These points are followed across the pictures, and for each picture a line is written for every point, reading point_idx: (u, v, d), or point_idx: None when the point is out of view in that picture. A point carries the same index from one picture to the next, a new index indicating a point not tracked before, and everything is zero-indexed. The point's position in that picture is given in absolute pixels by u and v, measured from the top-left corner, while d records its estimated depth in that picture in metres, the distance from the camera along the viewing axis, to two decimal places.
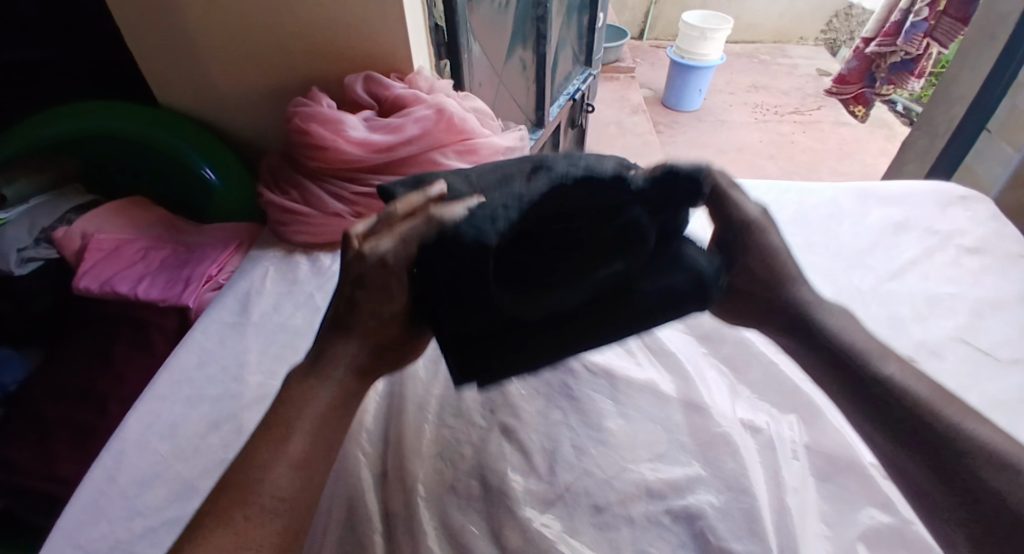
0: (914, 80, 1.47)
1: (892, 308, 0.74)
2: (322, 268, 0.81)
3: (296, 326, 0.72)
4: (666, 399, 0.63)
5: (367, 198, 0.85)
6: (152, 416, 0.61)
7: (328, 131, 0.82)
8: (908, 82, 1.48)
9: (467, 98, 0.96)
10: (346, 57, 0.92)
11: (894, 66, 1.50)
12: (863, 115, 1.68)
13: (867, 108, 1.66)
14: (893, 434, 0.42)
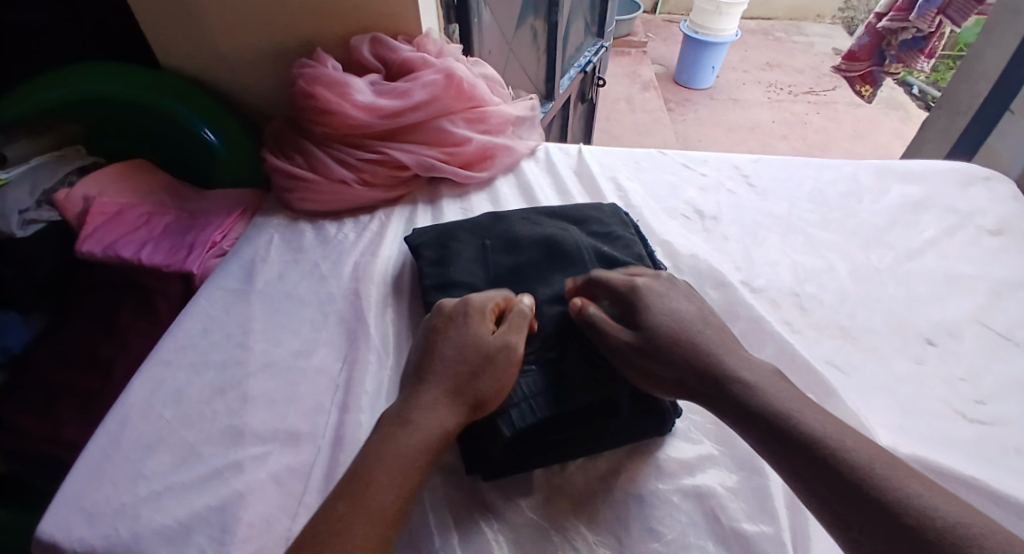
0: (924, 59, 1.42)
1: (909, 288, 0.72)
2: (327, 236, 0.79)
3: (301, 294, 0.71)
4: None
5: (374, 165, 0.83)
6: (157, 382, 0.61)
7: (334, 95, 0.80)
8: (918, 62, 1.43)
9: (476, 64, 0.93)
10: (355, 19, 0.90)
11: (904, 44, 1.45)
12: (869, 93, 1.64)
13: (873, 86, 1.62)
14: (808, 469, 0.41)
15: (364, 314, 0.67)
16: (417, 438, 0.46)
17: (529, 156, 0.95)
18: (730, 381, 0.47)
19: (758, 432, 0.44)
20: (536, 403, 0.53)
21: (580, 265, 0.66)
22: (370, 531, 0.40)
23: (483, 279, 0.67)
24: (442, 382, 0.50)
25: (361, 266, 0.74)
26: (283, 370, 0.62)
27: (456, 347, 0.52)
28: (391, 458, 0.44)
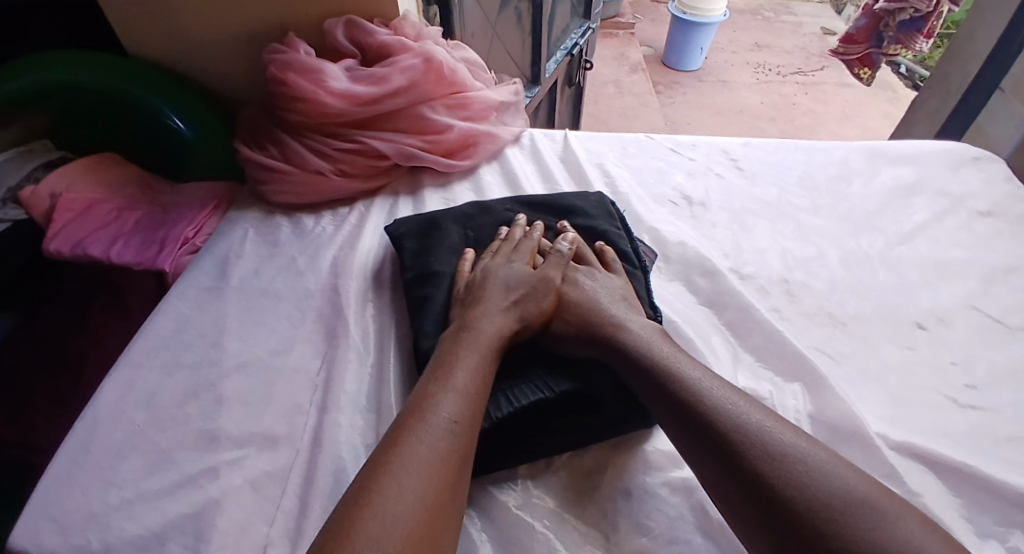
0: (923, 40, 1.41)
1: (899, 273, 0.71)
2: (305, 230, 0.77)
3: (277, 290, 0.68)
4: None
5: (351, 155, 0.80)
6: (127, 386, 0.58)
7: (308, 81, 0.76)
8: (916, 43, 1.42)
9: (457, 48, 0.90)
10: (329, 2, 0.86)
11: (903, 25, 1.43)
12: (869, 75, 1.63)
13: (870, 70, 1.60)
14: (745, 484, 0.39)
15: (343, 311, 0.65)
16: (485, 335, 0.52)
17: (513, 143, 0.93)
18: (659, 368, 0.48)
19: (676, 418, 0.45)
20: (515, 393, 0.52)
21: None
22: (467, 395, 0.46)
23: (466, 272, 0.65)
24: (496, 309, 0.55)
25: (340, 261, 0.71)
26: (260, 371, 0.60)
27: (505, 277, 0.59)
28: (468, 348, 0.51)
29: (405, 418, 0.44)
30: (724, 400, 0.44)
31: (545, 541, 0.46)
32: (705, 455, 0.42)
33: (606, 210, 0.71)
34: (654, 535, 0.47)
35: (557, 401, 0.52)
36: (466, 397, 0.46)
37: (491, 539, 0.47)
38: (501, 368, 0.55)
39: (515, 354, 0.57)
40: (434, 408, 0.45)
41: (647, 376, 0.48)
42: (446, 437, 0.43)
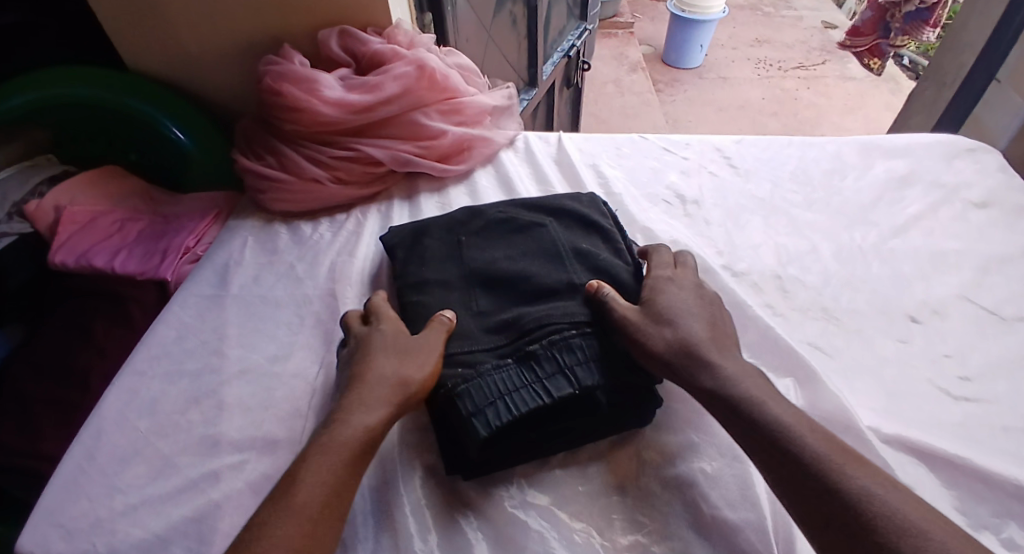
0: (930, 30, 1.39)
1: (894, 266, 0.71)
2: (303, 237, 0.78)
3: (276, 297, 0.69)
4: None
5: (347, 162, 0.81)
6: (131, 393, 0.60)
7: (302, 91, 0.77)
8: (923, 34, 1.40)
9: (450, 54, 0.91)
10: (323, 13, 0.87)
11: (908, 16, 1.42)
12: (878, 67, 1.62)
13: (881, 59, 1.60)
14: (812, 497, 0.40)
15: (341, 316, 0.66)
16: (349, 431, 0.46)
17: (508, 146, 0.94)
18: (748, 409, 0.46)
19: (766, 462, 0.43)
20: (515, 399, 0.50)
21: (558, 259, 0.64)
22: (313, 518, 0.41)
23: (457, 276, 0.65)
24: (365, 392, 0.50)
25: (338, 267, 0.72)
26: (259, 376, 0.61)
27: (383, 351, 0.54)
28: (324, 453, 0.45)
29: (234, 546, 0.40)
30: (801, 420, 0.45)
31: (540, 540, 0.47)
32: (801, 502, 0.40)
33: (598, 210, 0.72)
34: (647, 531, 0.48)
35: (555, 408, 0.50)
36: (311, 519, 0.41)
37: (487, 539, 0.48)
38: (498, 370, 0.52)
39: (511, 353, 0.54)
40: (264, 542, 0.39)
41: (737, 415, 0.46)
42: None
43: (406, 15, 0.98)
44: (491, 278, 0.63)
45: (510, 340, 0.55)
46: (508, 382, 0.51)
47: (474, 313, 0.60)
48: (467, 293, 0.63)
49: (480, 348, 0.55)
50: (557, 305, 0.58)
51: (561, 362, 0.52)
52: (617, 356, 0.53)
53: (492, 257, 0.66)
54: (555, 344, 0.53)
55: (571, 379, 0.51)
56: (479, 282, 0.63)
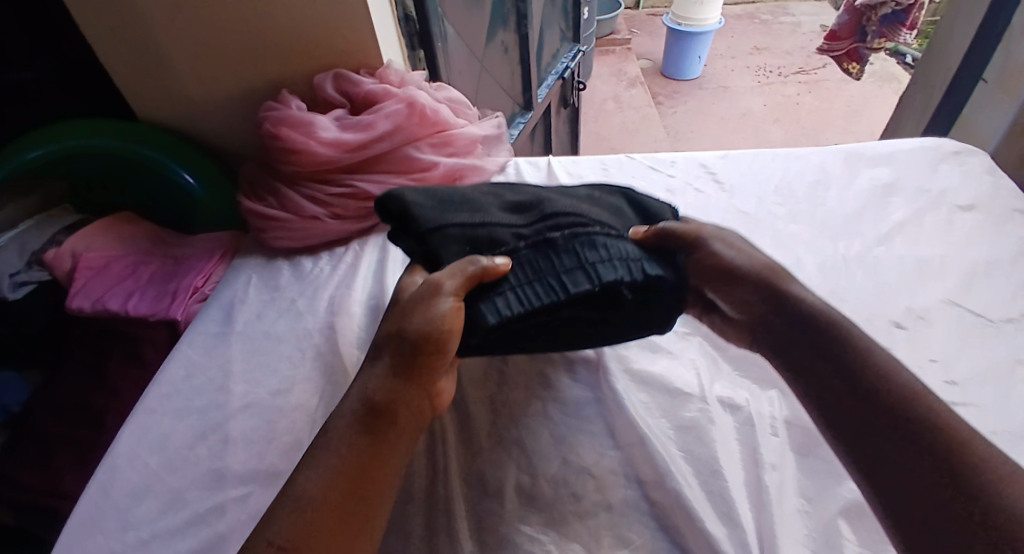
0: (906, 31, 1.44)
1: (879, 275, 0.72)
2: (304, 272, 0.82)
3: (278, 332, 0.73)
4: (624, 399, 0.59)
5: (344, 198, 0.84)
6: (143, 430, 0.63)
7: (299, 134, 0.81)
8: (900, 34, 1.45)
9: (440, 89, 0.95)
10: (316, 60, 0.92)
11: (884, 19, 1.45)
12: (857, 71, 1.65)
13: (859, 63, 1.61)
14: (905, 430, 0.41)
15: (339, 349, 0.69)
16: (349, 413, 0.46)
17: (499, 173, 0.98)
18: (848, 362, 0.46)
19: (850, 409, 0.45)
20: (530, 291, 0.50)
21: (580, 188, 0.66)
22: (322, 497, 0.41)
23: (476, 186, 0.64)
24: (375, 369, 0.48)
25: (336, 299, 0.76)
26: (263, 411, 0.64)
27: (405, 304, 0.51)
28: (323, 446, 0.44)
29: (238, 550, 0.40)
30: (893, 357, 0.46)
31: None
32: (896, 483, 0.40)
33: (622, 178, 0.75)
34: (634, 548, 0.49)
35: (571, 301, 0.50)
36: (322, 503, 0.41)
37: None
38: (516, 260, 0.53)
39: (529, 237, 0.55)
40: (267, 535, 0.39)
41: (854, 382, 0.45)
42: None
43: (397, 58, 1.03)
44: (511, 188, 0.64)
45: (529, 235, 0.55)
46: (523, 275, 0.51)
47: (494, 206, 0.60)
48: (485, 195, 0.62)
49: (504, 235, 0.55)
50: (582, 207, 0.59)
51: (582, 259, 0.51)
52: (643, 262, 0.53)
53: (513, 185, 0.66)
54: (576, 240, 0.53)
55: (591, 274, 0.50)
56: (499, 190, 0.63)
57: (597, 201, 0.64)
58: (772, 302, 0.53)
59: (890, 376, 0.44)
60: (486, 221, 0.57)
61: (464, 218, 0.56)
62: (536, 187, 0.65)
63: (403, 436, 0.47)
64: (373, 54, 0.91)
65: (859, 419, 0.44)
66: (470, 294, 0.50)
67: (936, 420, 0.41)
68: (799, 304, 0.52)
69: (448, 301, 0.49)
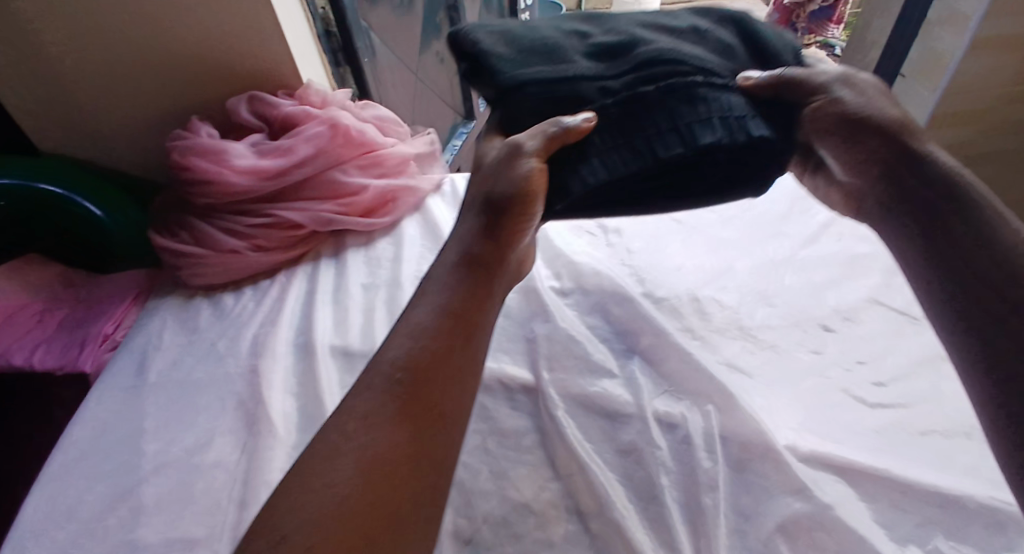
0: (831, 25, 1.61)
1: (807, 276, 0.73)
2: (225, 310, 0.77)
3: (197, 379, 0.69)
4: (563, 427, 0.58)
5: (266, 229, 0.79)
6: (50, 499, 0.57)
7: (211, 163, 0.76)
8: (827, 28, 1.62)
9: (367, 107, 0.91)
10: (227, 84, 0.87)
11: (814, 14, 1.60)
12: None
13: None
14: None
15: (263, 396, 0.65)
16: (428, 306, 0.49)
17: (434, 191, 0.95)
18: (965, 234, 0.45)
19: (960, 260, 0.44)
20: (614, 161, 0.50)
21: (680, 18, 0.58)
22: (396, 385, 0.44)
23: (549, 24, 0.58)
24: (439, 273, 0.53)
25: (259, 340, 0.72)
26: (179, 470, 0.59)
27: (494, 174, 0.54)
28: (400, 333, 0.47)
29: (331, 426, 0.42)
30: None
31: None
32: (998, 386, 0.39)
33: None
34: None
35: (664, 167, 0.50)
36: (372, 452, 0.40)
37: None
38: (605, 120, 0.51)
39: (619, 92, 0.52)
40: (347, 417, 0.42)
41: (983, 244, 0.44)
42: (362, 466, 0.39)
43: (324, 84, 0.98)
44: (597, 22, 0.58)
45: (619, 86, 0.52)
46: (612, 141, 0.51)
47: (576, 49, 0.55)
48: (565, 38, 0.56)
49: (592, 86, 0.52)
50: (682, 46, 0.54)
51: (677, 120, 0.50)
52: (747, 118, 0.50)
53: (594, 17, 0.59)
54: (673, 97, 0.50)
55: (684, 137, 0.49)
56: (579, 26, 0.57)
57: (703, 34, 0.56)
58: (908, 157, 0.49)
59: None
60: (572, 70, 0.53)
61: (545, 69, 0.53)
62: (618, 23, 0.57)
63: (457, 377, 0.46)
64: (287, 71, 0.86)
65: (988, 277, 0.42)
66: (552, 153, 0.52)
67: None
68: (930, 166, 0.48)
69: (529, 169, 0.51)
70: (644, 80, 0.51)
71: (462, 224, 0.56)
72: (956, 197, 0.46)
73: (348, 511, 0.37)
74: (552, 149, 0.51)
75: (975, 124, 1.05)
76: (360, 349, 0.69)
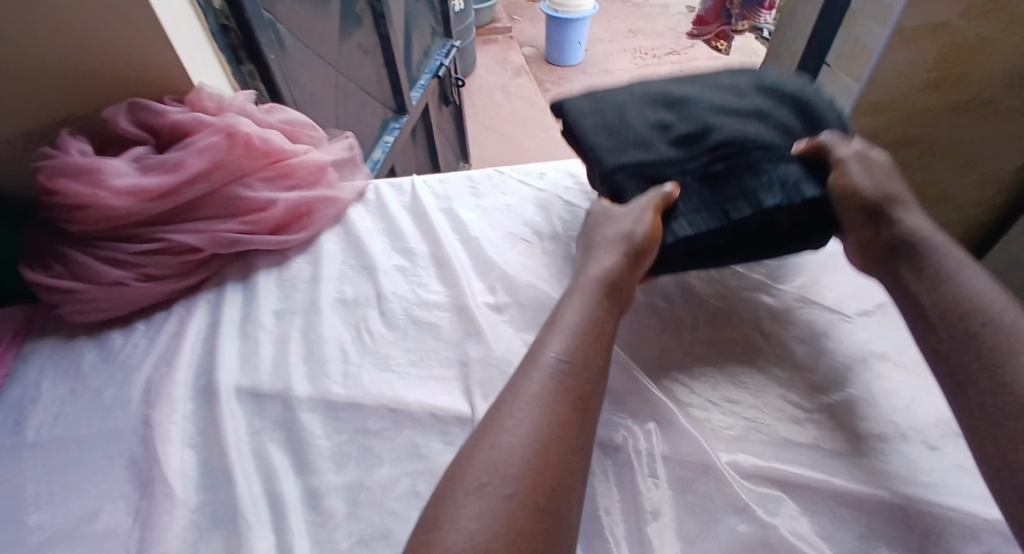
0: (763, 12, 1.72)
1: (742, 276, 0.72)
2: (112, 351, 0.69)
3: (83, 437, 0.60)
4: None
5: (156, 255, 0.71)
6: None
7: (84, 184, 0.66)
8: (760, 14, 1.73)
9: (273, 110, 0.83)
10: (95, 88, 0.76)
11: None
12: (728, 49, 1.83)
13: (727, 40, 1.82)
14: (952, 338, 0.48)
15: (161, 453, 0.57)
16: (571, 318, 0.55)
17: (357, 200, 0.87)
18: (924, 276, 0.54)
19: (915, 311, 0.53)
20: (698, 220, 0.63)
21: (744, 95, 0.72)
22: (541, 397, 0.48)
23: (638, 102, 0.75)
24: (580, 289, 0.59)
25: (154, 384, 0.64)
26: (61, 550, 0.51)
27: (614, 216, 0.66)
28: (552, 330, 0.55)
29: (486, 422, 0.47)
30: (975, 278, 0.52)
31: None
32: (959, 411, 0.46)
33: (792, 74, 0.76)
34: None
35: (733, 227, 0.63)
36: (536, 422, 0.46)
37: None
38: (689, 189, 0.65)
39: (697, 170, 0.66)
40: (512, 416, 0.47)
41: (930, 287, 0.53)
42: (521, 464, 0.43)
43: (223, 87, 0.89)
44: (676, 103, 0.73)
45: (699, 161, 0.66)
46: (688, 202, 0.64)
47: (660, 130, 0.70)
48: (658, 124, 0.71)
49: (653, 170, 0.67)
50: (745, 128, 0.67)
51: (746, 188, 0.63)
52: (802, 185, 0.63)
53: (667, 90, 0.75)
54: (739, 170, 0.64)
55: (753, 202, 0.62)
56: (664, 102, 0.73)
57: (768, 113, 0.70)
58: (878, 223, 0.59)
59: (964, 294, 0.50)
60: (663, 157, 0.68)
61: (641, 155, 0.69)
62: (689, 103, 0.72)
63: (591, 384, 0.51)
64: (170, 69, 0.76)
65: (928, 325, 0.51)
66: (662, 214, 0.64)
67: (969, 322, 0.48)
68: (900, 227, 0.58)
69: (641, 228, 0.62)
70: (715, 153, 0.66)
71: (596, 252, 0.63)
72: (912, 249, 0.56)
73: (500, 502, 0.41)
74: (661, 209, 0.64)
75: (890, 114, 1.06)
76: (273, 390, 0.62)
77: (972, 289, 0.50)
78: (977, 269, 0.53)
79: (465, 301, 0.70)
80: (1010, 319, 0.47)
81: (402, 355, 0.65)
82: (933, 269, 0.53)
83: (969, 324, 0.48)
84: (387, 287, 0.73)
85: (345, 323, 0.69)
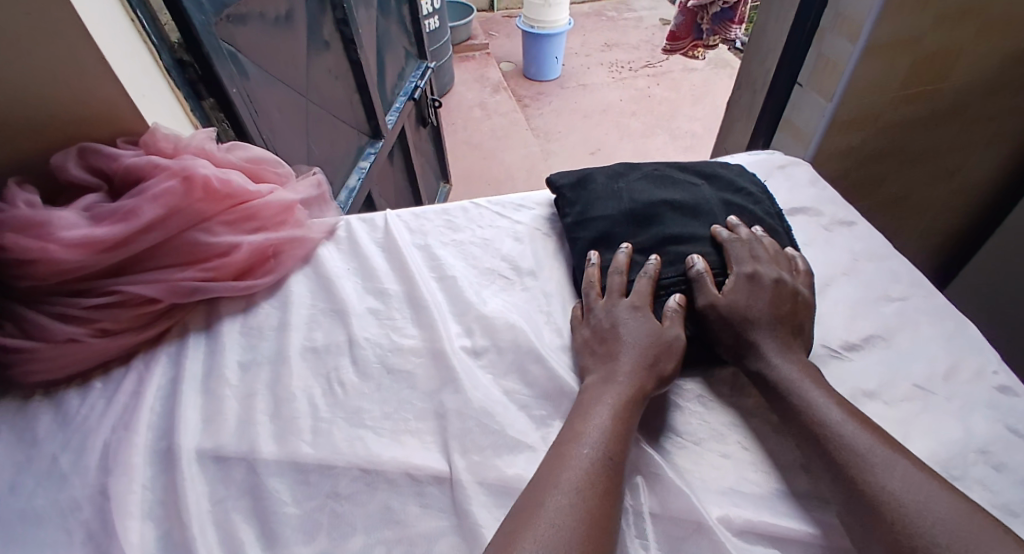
0: (734, 27, 1.80)
1: None
2: (70, 414, 0.63)
3: (30, 513, 0.54)
4: (479, 532, 0.51)
5: (111, 309, 0.67)
6: None
7: (31, 239, 0.62)
8: (729, 30, 1.80)
9: (234, 148, 0.80)
10: (30, 128, 0.71)
11: (716, 16, 1.80)
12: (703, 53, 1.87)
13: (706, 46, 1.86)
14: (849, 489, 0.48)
15: (114, 527, 0.52)
16: (603, 410, 0.54)
17: (329, 238, 0.85)
18: (798, 408, 0.54)
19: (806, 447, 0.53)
20: None
21: (709, 211, 0.76)
22: (580, 500, 0.47)
23: (617, 211, 0.77)
24: (617, 384, 0.57)
25: (112, 449, 0.58)
26: None
27: (632, 327, 0.62)
28: (586, 423, 0.54)
29: (514, 522, 0.46)
30: (849, 417, 0.52)
31: None
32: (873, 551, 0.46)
33: (745, 177, 0.83)
34: None
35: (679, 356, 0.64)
36: (564, 527, 0.45)
37: None
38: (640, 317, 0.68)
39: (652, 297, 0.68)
40: (542, 514, 0.46)
41: (808, 431, 0.53)
42: None
43: (181, 124, 0.85)
44: (654, 225, 0.75)
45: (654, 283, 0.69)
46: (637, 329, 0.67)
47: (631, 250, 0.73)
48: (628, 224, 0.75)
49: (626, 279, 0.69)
50: (705, 249, 0.71)
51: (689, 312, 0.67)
52: None
53: (640, 202, 0.78)
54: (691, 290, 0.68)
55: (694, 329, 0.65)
56: (638, 218, 0.76)
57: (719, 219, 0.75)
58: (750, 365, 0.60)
59: (845, 442, 0.50)
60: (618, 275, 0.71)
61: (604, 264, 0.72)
62: (661, 218, 0.75)
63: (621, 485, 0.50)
64: (103, 91, 0.71)
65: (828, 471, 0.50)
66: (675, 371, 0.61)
67: (868, 475, 0.48)
68: (760, 355, 0.59)
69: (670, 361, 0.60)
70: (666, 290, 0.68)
71: (626, 345, 0.60)
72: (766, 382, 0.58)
73: None
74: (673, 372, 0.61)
75: (864, 127, 1.05)
76: (238, 453, 0.58)
77: (849, 435, 0.51)
78: (809, 381, 0.56)
79: (442, 346, 0.66)
80: (849, 430, 0.51)
81: (376, 409, 0.62)
82: (798, 403, 0.54)
83: (865, 479, 0.48)
84: (359, 334, 0.70)
85: (315, 375, 0.66)
